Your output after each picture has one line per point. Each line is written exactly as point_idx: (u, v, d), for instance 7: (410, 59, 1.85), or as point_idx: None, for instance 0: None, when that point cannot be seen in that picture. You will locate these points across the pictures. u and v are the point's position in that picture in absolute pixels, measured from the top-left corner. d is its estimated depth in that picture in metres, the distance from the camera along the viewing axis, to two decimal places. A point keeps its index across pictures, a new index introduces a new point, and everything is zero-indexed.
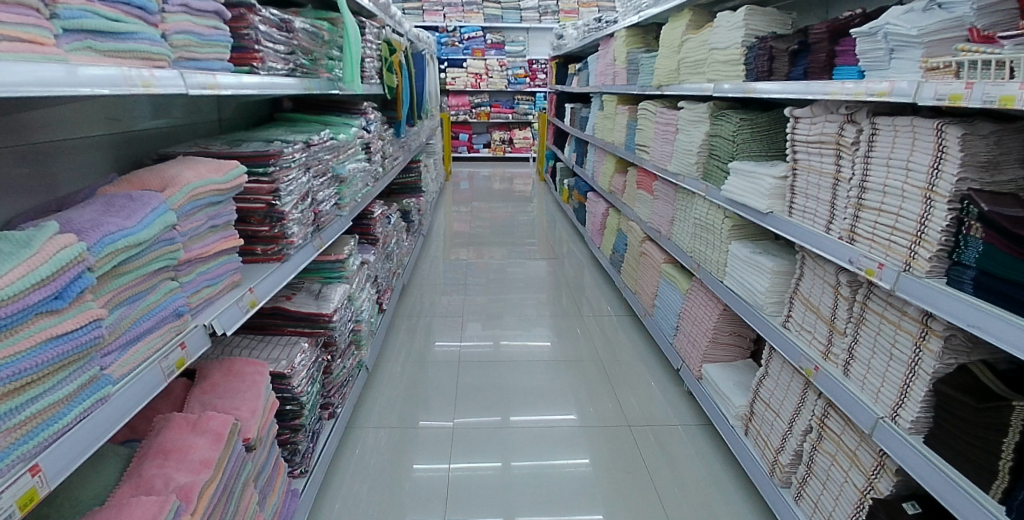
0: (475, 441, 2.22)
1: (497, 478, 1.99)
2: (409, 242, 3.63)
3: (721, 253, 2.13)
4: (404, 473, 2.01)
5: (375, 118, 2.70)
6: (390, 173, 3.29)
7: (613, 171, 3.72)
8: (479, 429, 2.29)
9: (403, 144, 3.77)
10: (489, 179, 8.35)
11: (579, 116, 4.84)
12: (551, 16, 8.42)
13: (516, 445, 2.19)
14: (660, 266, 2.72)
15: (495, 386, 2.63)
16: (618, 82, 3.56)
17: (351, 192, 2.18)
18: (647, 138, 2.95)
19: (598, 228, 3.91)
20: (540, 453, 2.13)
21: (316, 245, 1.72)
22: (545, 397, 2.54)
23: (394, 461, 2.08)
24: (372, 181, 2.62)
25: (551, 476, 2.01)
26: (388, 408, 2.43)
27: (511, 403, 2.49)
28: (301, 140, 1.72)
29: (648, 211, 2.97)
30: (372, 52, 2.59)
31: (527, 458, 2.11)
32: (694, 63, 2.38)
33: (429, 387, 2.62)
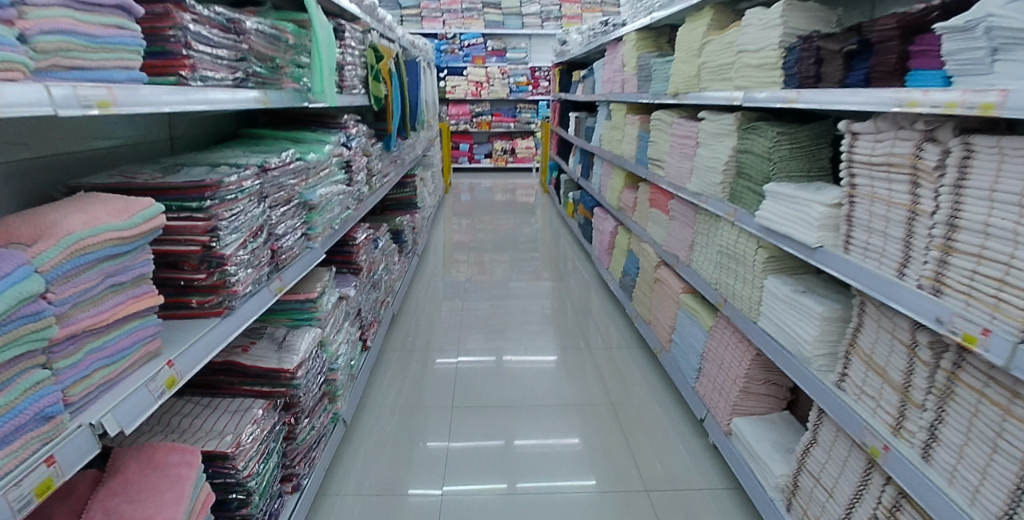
0: (473, 464, 2.14)
1: (498, 501, 1.93)
2: (401, 265, 3.35)
3: (754, 288, 1.83)
4: (399, 497, 1.95)
5: (359, 133, 2.42)
6: (379, 192, 3.02)
7: (622, 187, 3.43)
8: (478, 451, 2.21)
9: (396, 158, 3.50)
10: (491, 190, 8.08)
11: (584, 125, 4.56)
12: (554, 22, 8.17)
13: (520, 468, 2.11)
14: (678, 297, 2.41)
15: (496, 407, 2.54)
16: (627, 90, 3.27)
17: (325, 220, 1.89)
18: (661, 152, 2.66)
19: (606, 247, 3.61)
20: (545, 475, 2.06)
21: (273, 290, 1.43)
22: (549, 417, 2.45)
23: (389, 485, 2.01)
24: (353, 203, 2.33)
25: (555, 499, 1.93)
26: (378, 442, 2.27)
27: (514, 424, 2.40)
28: (254, 164, 1.43)
29: (663, 234, 2.67)
30: (353, 60, 2.31)
31: (532, 480, 2.03)
32: (718, 69, 2.09)
33: (418, 434, 2.33)
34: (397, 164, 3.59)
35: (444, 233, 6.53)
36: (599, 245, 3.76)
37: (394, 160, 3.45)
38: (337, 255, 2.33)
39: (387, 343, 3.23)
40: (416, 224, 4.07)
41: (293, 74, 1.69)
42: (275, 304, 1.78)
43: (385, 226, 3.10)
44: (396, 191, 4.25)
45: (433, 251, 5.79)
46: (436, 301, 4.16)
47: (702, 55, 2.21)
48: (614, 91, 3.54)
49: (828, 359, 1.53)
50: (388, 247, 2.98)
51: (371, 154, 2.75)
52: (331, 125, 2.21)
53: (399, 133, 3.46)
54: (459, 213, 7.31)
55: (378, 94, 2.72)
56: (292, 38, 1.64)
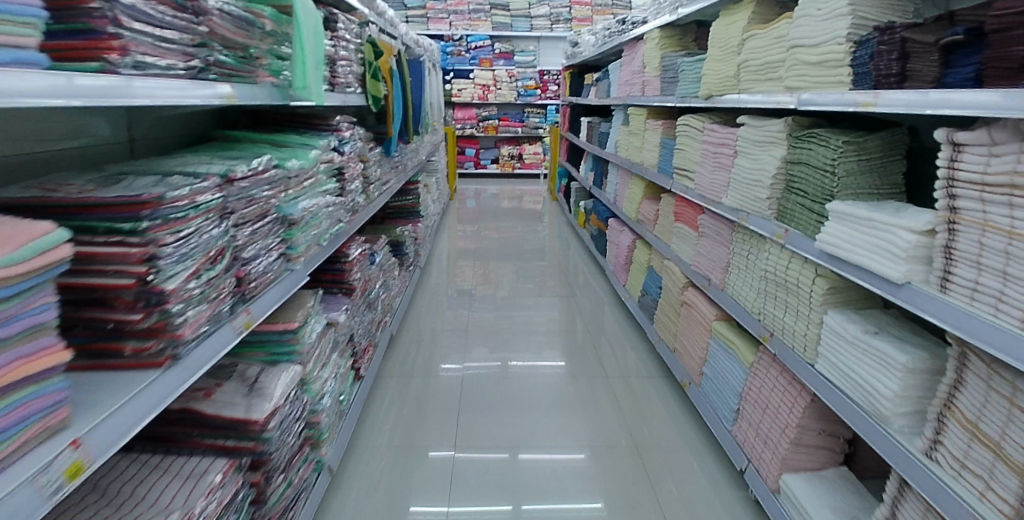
0: (479, 479, 2.06)
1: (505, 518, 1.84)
2: (401, 280, 3.08)
3: (810, 324, 1.56)
4: (401, 511, 1.87)
5: (354, 136, 2.16)
6: (378, 201, 2.76)
7: (641, 198, 3.16)
8: (484, 466, 2.12)
9: (396, 164, 3.24)
10: (497, 197, 7.82)
11: (597, 131, 4.30)
12: (563, 24, 7.93)
13: (528, 486, 2.01)
14: (711, 325, 2.14)
15: (505, 420, 2.47)
16: (648, 93, 3.01)
17: (310, 237, 1.63)
18: (689, 162, 2.39)
19: (623, 263, 3.34)
20: (554, 495, 1.96)
21: (236, 327, 1.17)
22: (557, 433, 2.35)
23: (392, 498, 1.94)
24: (347, 216, 2.07)
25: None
26: (379, 458, 2.17)
27: (522, 439, 2.31)
28: (217, 173, 1.17)
29: (692, 253, 2.40)
30: (346, 55, 2.06)
31: (541, 500, 1.93)
32: (763, 68, 1.82)
33: (422, 447, 2.25)
34: (397, 171, 3.33)
35: (448, 241, 6.27)
36: (616, 259, 3.49)
37: (394, 166, 3.19)
38: (327, 273, 2.07)
39: (385, 366, 2.96)
40: (419, 234, 3.81)
41: (271, 66, 1.43)
42: (249, 336, 1.52)
43: (384, 238, 2.85)
44: (397, 199, 4.00)
45: (437, 261, 5.53)
46: (439, 316, 3.90)
47: (743, 53, 1.94)
48: (633, 95, 3.28)
49: (914, 418, 1.25)
50: (386, 261, 2.72)
51: (367, 160, 2.49)
52: (321, 127, 1.96)
53: (402, 138, 3.22)
54: (464, 219, 7.05)
55: (377, 95, 2.48)
56: (270, 24, 1.39)
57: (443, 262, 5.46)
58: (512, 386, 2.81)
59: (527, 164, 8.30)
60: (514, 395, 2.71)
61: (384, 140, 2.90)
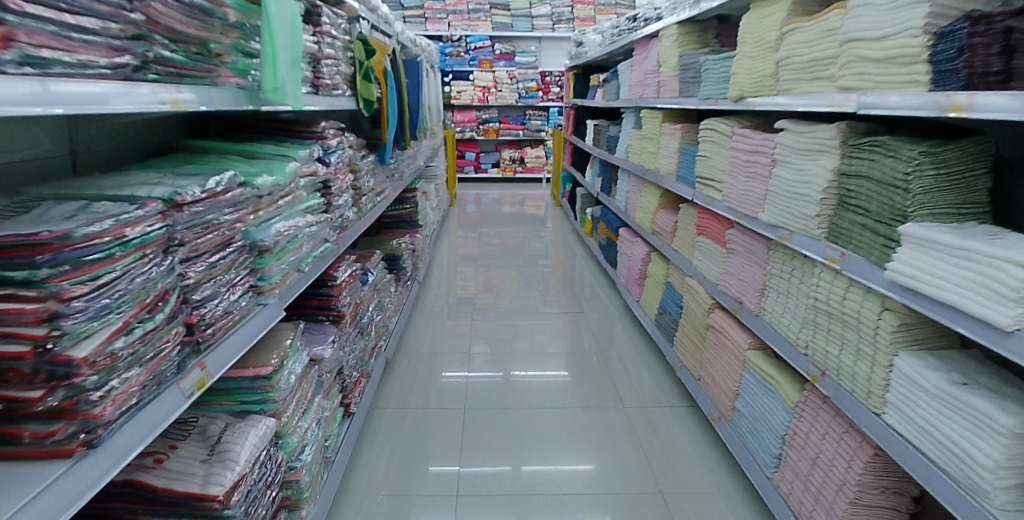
0: (483, 493, 2.01)
1: None
2: (397, 298, 2.85)
3: (875, 367, 1.33)
4: None
5: (342, 144, 1.93)
6: (372, 213, 2.53)
7: (657, 209, 2.93)
8: (488, 480, 2.08)
9: (391, 172, 3.01)
10: (498, 202, 7.59)
11: (605, 134, 4.07)
12: (565, 24, 7.72)
13: (533, 502, 1.96)
14: (746, 355, 1.91)
15: (510, 431, 2.42)
16: (664, 94, 2.78)
17: (288, 264, 1.40)
18: (715, 170, 2.16)
19: (636, 277, 3.11)
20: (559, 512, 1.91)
21: (185, 388, 0.93)
22: (563, 446, 2.30)
23: (393, 512, 1.91)
24: (335, 235, 1.84)
25: None
26: (382, 470, 2.13)
27: (526, 452, 2.26)
28: (158, 197, 0.94)
29: (719, 272, 2.17)
30: (332, 53, 1.83)
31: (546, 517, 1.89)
32: (808, 66, 1.59)
33: (425, 458, 2.21)
34: (393, 180, 3.10)
35: (448, 248, 6.04)
36: (628, 273, 3.26)
37: (389, 175, 2.96)
38: (312, 299, 1.83)
39: (379, 392, 2.72)
40: (418, 246, 3.58)
41: (237, 65, 1.20)
42: (214, 383, 1.29)
43: (378, 254, 2.61)
44: (393, 209, 3.76)
45: (436, 271, 5.29)
46: (439, 332, 3.66)
47: (782, 49, 1.71)
48: (646, 96, 3.05)
49: None
50: (380, 280, 2.49)
51: (357, 169, 2.26)
52: (305, 135, 1.73)
53: (399, 144, 2.99)
54: (464, 225, 6.82)
55: (368, 97, 2.25)
56: (234, 14, 1.16)
57: (443, 271, 5.22)
58: (517, 398, 2.72)
59: (528, 168, 8.06)
60: (519, 404, 2.66)
61: (379, 148, 2.68)
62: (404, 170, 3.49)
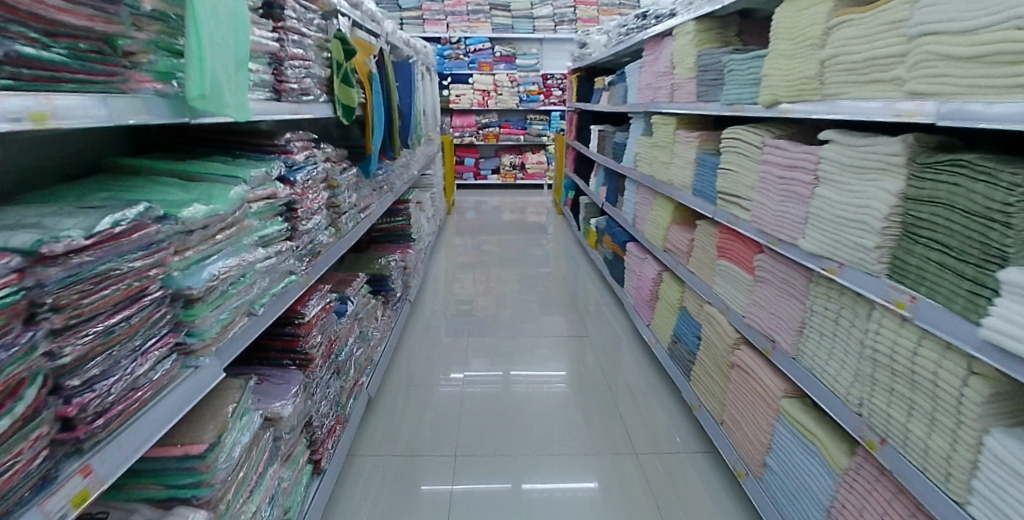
0: (476, 512, 1.98)
1: None
2: (384, 323, 2.59)
3: (957, 443, 1.06)
4: None
5: (312, 158, 1.68)
6: (355, 231, 2.27)
7: (669, 225, 2.66)
8: (481, 498, 2.04)
9: (379, 185, 2.76)
10: (498, 209, 7.33)
11: (611, 141, 3.82)
12: (568, 25, 7.48)
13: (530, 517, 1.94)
14: (779, 404, 1.65)
15: (507, 443, 2.41)
16: (678, 99, 2.52)
17: (231, 312, 1.14)
18: (741, 187, 1.90)
19: (646, 298, 2.84)
20: None
21: (51, 511, 0.65)
22: (560, 459, 2.28)
23: None
24: (302, 265, 1.59)
25: None
26: (375, 487, 2.10)
27: (523, 466, 2.24)
28: (14, 247, 0.67)
29: (745, 302, 1.91)
30: (301, 53, 1.58)
31: None
32: (865, 66, 1.34)
33: (417, 476, 2.18)
34: (381, 192, 2.85)
35: (445, 258, 5.78)
36: (637, 293, 2.99)
37: (376, 188, 2.70)
38: (275, 339, 1.57)
39: (363, 428, 2.46)
40: (411, 262, 3.32)
41: (160, 66, 0.94)
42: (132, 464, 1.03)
43: (361, 277, 2.35)
44: (383, 222, 3.50)
45: (432, 283, 5.03)
46: (432, 353, 3.39)
47: (831, 47, 1.46)
48: (657, 101, 2.79)
49: None
50: (362, 307, 2.23)
51: (334, 184, 2.00)
52: (266, 149, 1.48)
53: (388, 154, 2.73)
54: (462, 233, 6.56)
55: (348, 103, 1.99)
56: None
57: (440, 283, 4.96)
58: (513, 412, 2.69)
59: (529, 174, 7.80)
60: (515, 418, 2.63)
61: (363, 159, 2.42)
62: (395, 180, 3.24)
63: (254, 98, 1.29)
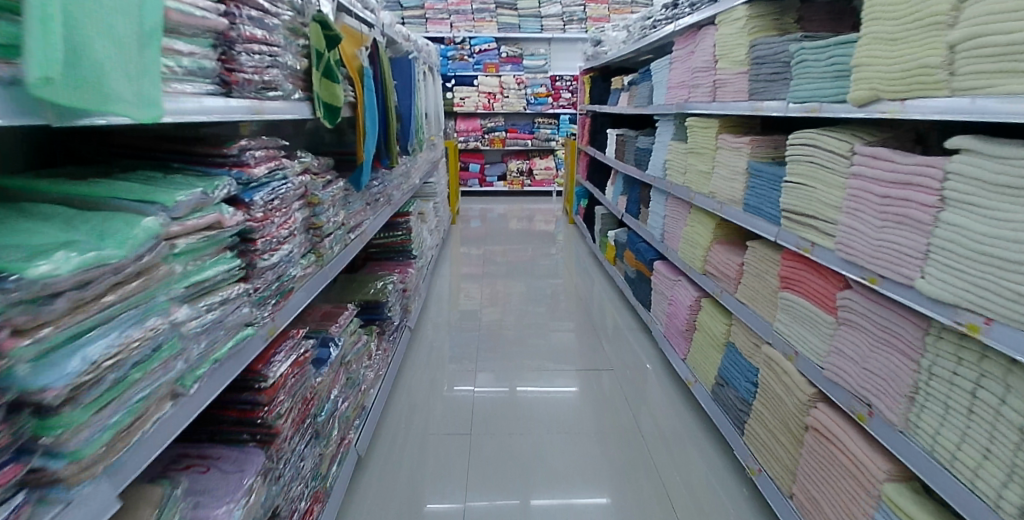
0: None
1: None
2: (378, 360, 2.22)
3: None
4: None
5: (281, 172, 1.31)
6: (345, 255, 1.91)
7: (710, 244, 2.29)
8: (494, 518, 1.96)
9: (372, 197, 2.39)
10: (504, 217, 6.96)
11: (632, 146, 3.45)
12: (577, 25, 7.12)
13: None
14: (881, 489, 1.27)
15: (518, 459, 2.30)
16: (723, 98, 2.15)
17: (135, 405, 0.77)
18: (821, 207, 1.52)
19: (681, 329, 2.47)
20: None
21: None
22: (574, 473, 2.21)
23: None
24: (262, 311, 1.22)
25: None
26: (381, 506, 2.01)
27: (535, 482, 2.16)
28: None
29: (825, 351, 1.53)
30: (263, 34, 1.22)
31: None
32: (1013, 50, 0.97)
33: (426, 492, 2.09)
34: (376, 206, 2.48)
35: (449, 270, 5.42)
36: (669, 320, 2.62)
37: (369, 201, 2.34)
38: (229, 410, 1.21)
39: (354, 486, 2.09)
40: (412, 282, 2.95)
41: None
42: None
43: (350, 308, 1.99)
44: (380, 236, 3.14)
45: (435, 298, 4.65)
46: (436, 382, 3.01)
47: (961, 26, 1.09)
48: (694, 100, 2.43)
49: None
50: (351, 346, 1.86)
51: (313, 201, 1.64)
52: (211, 161, 1.11)
53: (385, 162, 2.36)
54: (467, 243, 6.20)
55: (332, 102, 1.63)
56: None
57: (444, 298, 4.59)
58: (521, 423, 2.58)
59: (537, 180, 7.43)
60: (526, 429, 2.53)
61: (355, 171, 2.05)
62: (393, 191, 2.87)
63: (185, 92, 0.93)
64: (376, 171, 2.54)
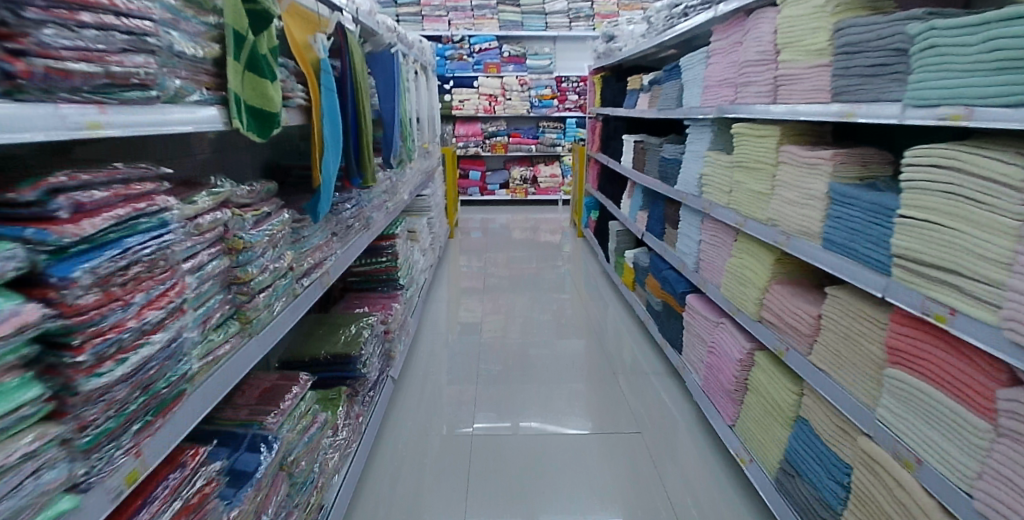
0: None
1: None
2: (345, 435, 1.74)
3: None
4: None
5: (154, 216, 0.83)
6: (298, 307, 1.43)
7: (769, 286, 1.80)
8: None
9: (341, 225, 1.91)
10: (507, 228, 6.47)
11: (654, 156, 2.97)
12: (584, 22, 6.65)
13: None
14: None
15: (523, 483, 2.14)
16: (787, 100, 1.68)
17: None
18: (973, 261, 1.04)
19: (729, 388, 1.97)
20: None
21: None
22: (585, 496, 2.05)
23: None
24: (105, 454, 0.73)
25: None
26: None
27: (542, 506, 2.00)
28: None
29: (978, 472, 1.02)
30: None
31: None
32: None
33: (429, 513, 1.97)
34: (348, 234, 2.00)
35: (446, 286, 4.93)
36: (711, 373, 2.13)
37: (337, 231, 1.86)
38: None
39: None
40: (397, 321, 2.46)
41: None
42: None
43: (304, 378, 1.51)
44: (360, 264, 2.65)
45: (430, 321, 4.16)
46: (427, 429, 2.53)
47: None
48: (743, 103, 1.95)
49: None
50: (299, 436, 1.38)
51: (235, 246, 1.16)
52: None
53: (357, 181, 1.89)
54: (467, 258, 5.71)
55: (265, 108, 1.17)
56: None
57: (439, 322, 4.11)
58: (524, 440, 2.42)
59: (542, 188, 6.92)
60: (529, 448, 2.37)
61: (312, 199, 1.57)
62: (374, 213, 2.40)
63: None
64: (348, 190, 2.07)
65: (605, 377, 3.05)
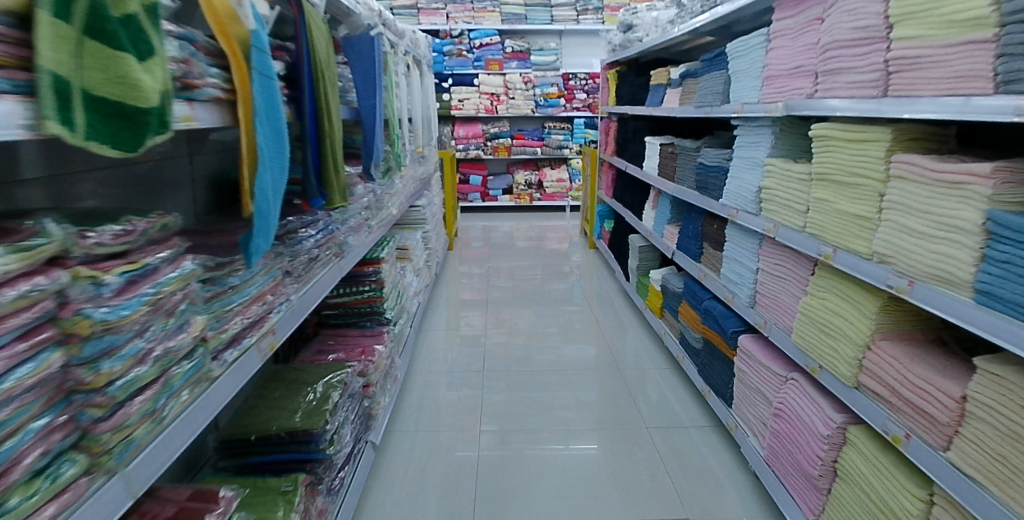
0: None
1: None
2: None
3: None
4: None
5: None
6: (217, 401, 0.95)
7: (874, 343, 1.33)
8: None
9: (300, 258, 1.44)
10: (511, 236, 6.00)
11: (688, 162, 2.51)
12: (592, 15, 6.18)
13: None
14: None
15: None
16: (904, 91, 1.22)
17: None
18: None
19: (810, 472, 1.50)
20: None
21: None
22: None
23: None
24: None
25: None
26: None
27: None
28: None
29: None
30: None
31: None
32: None
33: None
34: (313, 269, 1.54)
35: (444, 303, 4.46)
36: (780, 445, 1.65)
37: (292, 267, 1.39)
38: None
39: None
40: (382, 368, 2.00)
41: None
42: None
43: (227, 497, 1.04)
44: (337, 295, 2.19)
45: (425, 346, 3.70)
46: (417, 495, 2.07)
47: None
48: (830, 97, 1.48)
49: None
50: None
51: (78, 331, 0.67)
52: None
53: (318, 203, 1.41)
54: (468, 269, 5.25)
55: (123, 101, 0.68)
56: None
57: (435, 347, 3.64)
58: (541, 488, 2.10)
59: (548, 193, 6.44)
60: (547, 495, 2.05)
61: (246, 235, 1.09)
62: (353, 237, 1.93)
63: None
64: (314, 211, 1.61)
65: (626, 413, 2.64)
